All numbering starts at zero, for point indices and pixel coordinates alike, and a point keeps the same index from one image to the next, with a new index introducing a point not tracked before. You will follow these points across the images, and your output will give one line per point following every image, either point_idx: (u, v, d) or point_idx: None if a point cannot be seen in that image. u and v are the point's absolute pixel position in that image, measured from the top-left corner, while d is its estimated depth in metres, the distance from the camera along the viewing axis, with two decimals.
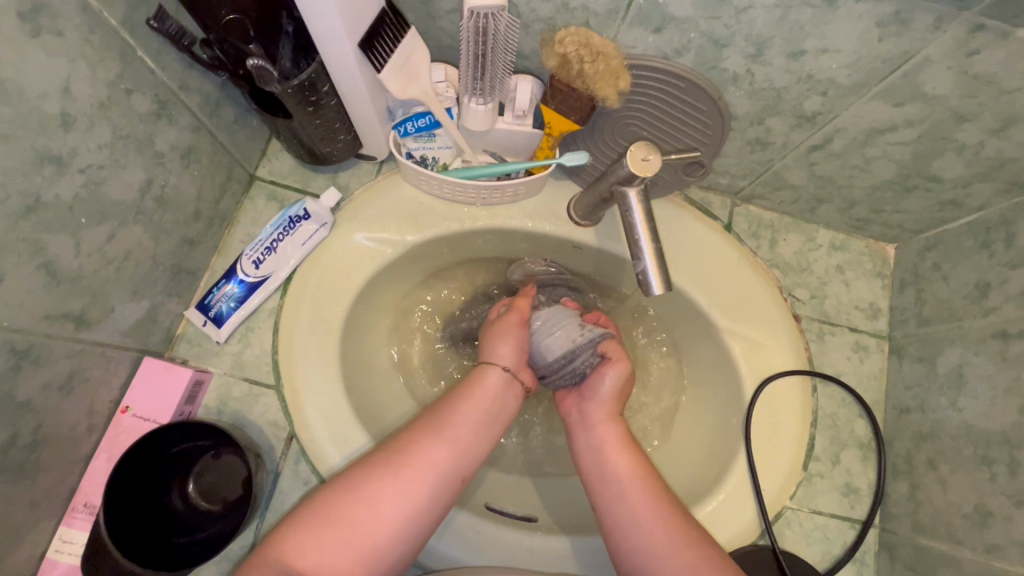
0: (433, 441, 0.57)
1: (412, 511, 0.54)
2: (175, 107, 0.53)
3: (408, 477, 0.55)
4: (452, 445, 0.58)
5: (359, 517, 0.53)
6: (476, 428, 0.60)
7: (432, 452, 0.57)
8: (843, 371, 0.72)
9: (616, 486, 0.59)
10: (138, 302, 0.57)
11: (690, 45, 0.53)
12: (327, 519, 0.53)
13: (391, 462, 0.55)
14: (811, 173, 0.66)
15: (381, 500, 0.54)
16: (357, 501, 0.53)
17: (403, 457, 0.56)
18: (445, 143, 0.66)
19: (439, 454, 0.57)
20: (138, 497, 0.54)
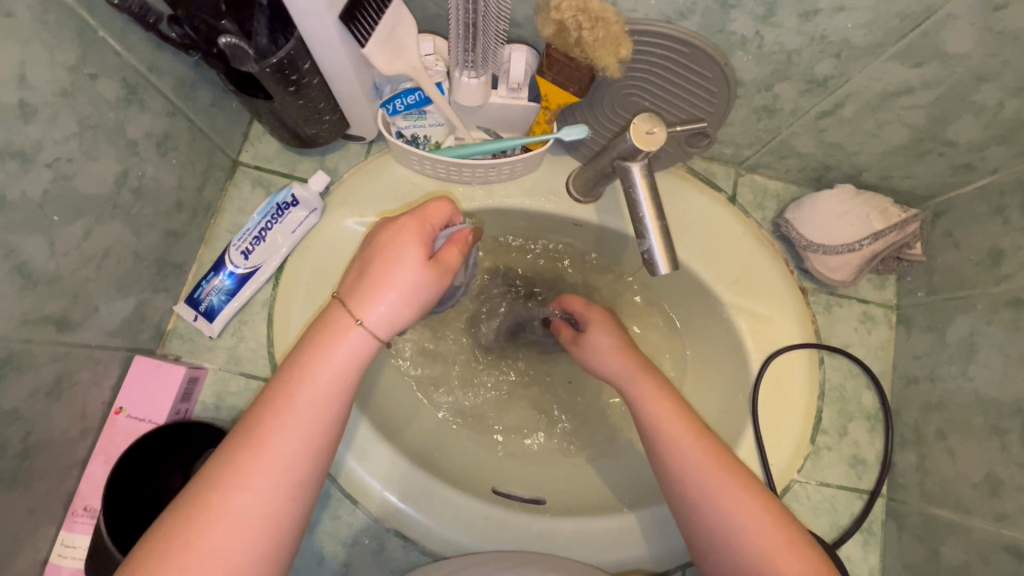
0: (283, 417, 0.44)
1: (286, 493, 0.43)
2: (146, 91, 0.49)
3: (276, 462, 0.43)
4: (307, 421, 0.44)
5: (214, 519, 0.41)
6: (334, 386, 0.45)
7: (316, 382, 0.45)
8: (849, 343, 0.71)
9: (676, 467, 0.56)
10: (123, 300, 0.54)
11: (695, 7, 0.49)
12: (188, 533, 0.41)
13: (255, 442, 0.43)
14: (819, 140, 0.64)
15: (246, 496, 0.42)
16: (220, 496, 0.42)
17: (263, 438, 0.43)
18: (436, 120, 0.63)
19: (293, 425, 0.44)
20: (136, 500, 0.53)
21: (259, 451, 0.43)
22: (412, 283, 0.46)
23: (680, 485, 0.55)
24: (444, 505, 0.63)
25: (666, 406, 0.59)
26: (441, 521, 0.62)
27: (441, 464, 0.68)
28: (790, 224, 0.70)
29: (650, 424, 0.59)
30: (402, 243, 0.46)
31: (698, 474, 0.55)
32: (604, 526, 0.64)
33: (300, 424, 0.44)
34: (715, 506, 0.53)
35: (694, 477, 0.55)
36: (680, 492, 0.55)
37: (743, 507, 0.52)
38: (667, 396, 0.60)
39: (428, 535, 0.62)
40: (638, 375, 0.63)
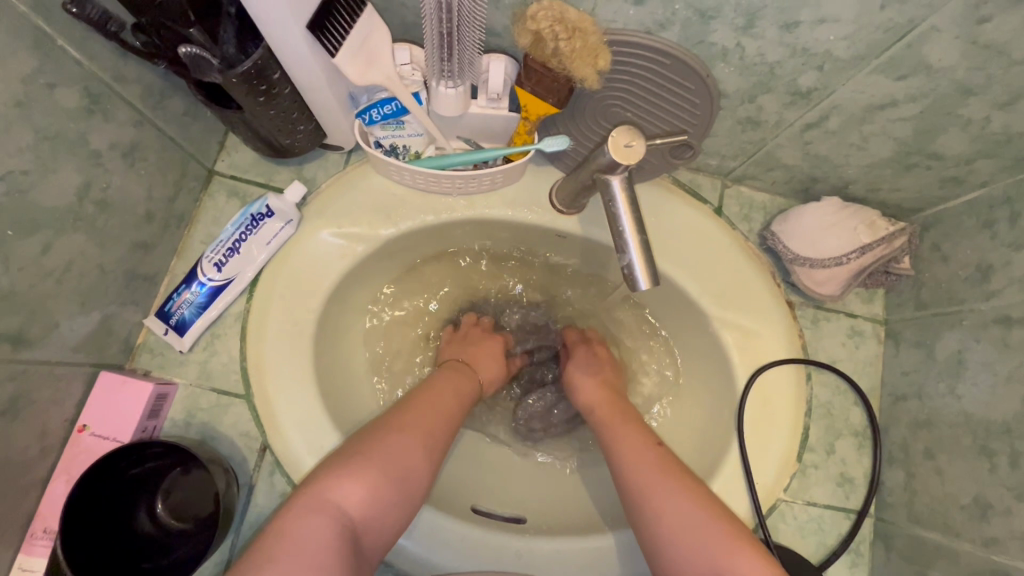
0: (427, 409, 0.60)
1: (427, 463, 0.56)
2: (110, 100, 0.48)
3: (424, 424, 0.58)
4: (445, 401, 0.63)
5: (381, 453, 0.53)
6: (460, 392, 0.66)
7: (440, 406, 0.62)
8: (837, 358, 0.70)
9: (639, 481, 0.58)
10: (87, 315, 0.53)
11: (674, 17, 0.48)
12: (364, 459, 0.52)
13: (416, 405, 0.60)
14: (804, 152, 0.63)
15: (400, 445, 0.54)
16: (381, 439, 0.55)
17: (411, 428, 0.57)
18: (415, 130, 0.61)
19: (444, 410, 0.61)
20: (98, 521, 0.51)
21: (417, 412, 0.59)
22: (496, 362, 0.75)
23: (631, 482, 0.59)
24: (420, 525, 0.61)
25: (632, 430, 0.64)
26: (418, 542, 0.61)
27: None
28: (777, 238, 0.69)
29: (609, 451, 0.64)
30: (489, 347, 0.75)
31: (643, 469, 0.59)
32: (586, 547, 0.63)
33: (439, 406, 0.62)
34: (675, 513, 0.54)
35: (646, 479, 0.58)
36: (636, 491, 0.58)
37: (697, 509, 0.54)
38: (609, 403, 0.69)
39: (404, 555, 0.60)
40: (609, 421, 0.67)
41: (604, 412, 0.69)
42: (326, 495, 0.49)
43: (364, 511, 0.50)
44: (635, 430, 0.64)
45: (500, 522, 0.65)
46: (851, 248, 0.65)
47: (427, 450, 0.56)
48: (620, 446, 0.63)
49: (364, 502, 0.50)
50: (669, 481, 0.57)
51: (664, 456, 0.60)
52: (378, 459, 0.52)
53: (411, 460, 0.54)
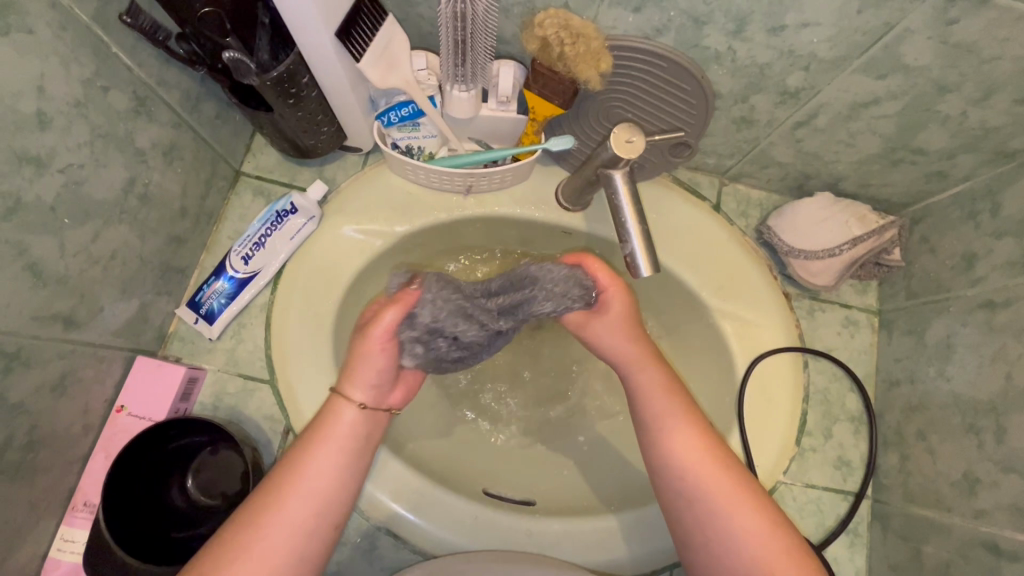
0: (291, 497, 0.50)
1: (308, 544, 0.50)
2: (154, 103, 0.52)
3: (298, 503, 0.50)
4: (319, 481, 0.51)
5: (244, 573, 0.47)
6: (335, 460, 0.52)
7: (320, 455, 0.52)
8: (833, 347, 0.73)
9: (692, 480, 0.54)
10: (128, 301, 0.57)
11: (670, 24, 0.52)
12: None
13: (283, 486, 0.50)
14: (796, 149, 0.67)
15: (291, 517, 0.49)
16: (243, 552, 0.47)
17: (288, 491, 0.50)
18: (429, 132, 0.66)
19: (309, 492, 0.51)
20: (134, 495, 0.55)
21: (276, 515, 0.49)
22: (349, 439, 0.53)
23: (671, 475, 0.55)
24: (434, 505, 0.64)
25: (660, 380, 0.59)
26: (432, 520, 0.64)
27: (433, 465, 0.69)
28: (773, 231, 0.72)
29: (638, 396, 0.59)
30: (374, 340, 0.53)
31: (692, 470, 0.54)
32: (593, 526, 0.65)
33: (332, 445, 0.52)
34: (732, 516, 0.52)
35: (708, 484, 0.54)
36: (685, 493, 0.54)
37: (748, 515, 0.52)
38: (640, 344, 0.61)
39: (420, 534, 0.63)
40: (645, 362, 0.60)
41: (648, 378, 0.59)
42: None
43: None
44: (666, 400, 0.58)
45: (510, 504, 0.68)
46: (844, 241, 0.68)
47: (305, 535, 0.50)
48: (653, 401, 0.58)
49: None
50: (719, 487, 0.53)
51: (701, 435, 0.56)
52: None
53: (314, 517, 0.50)
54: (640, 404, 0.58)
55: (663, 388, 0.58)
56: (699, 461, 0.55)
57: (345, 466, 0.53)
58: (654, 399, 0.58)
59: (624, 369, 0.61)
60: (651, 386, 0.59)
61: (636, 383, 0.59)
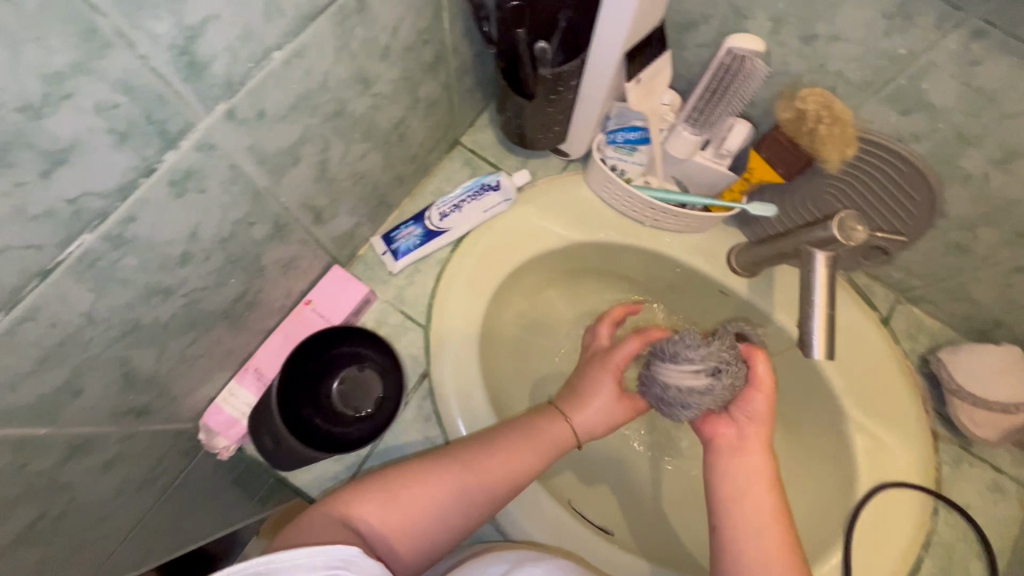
0: (493, 460, 0.55)
1: (459, 522, 0.52)
2: (443, 64, 0.61)
3: (484, 474, 0.54)
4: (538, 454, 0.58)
5: (439, 489, 0.51)
6: (540, 456, 0.58)
7: (515, 452, 0.57)
8: (971, 505, 0.68)
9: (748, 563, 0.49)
10: (351, 216, 0.65)
11: (933, 134, 0.53)
12: (388, 486, 0.50)
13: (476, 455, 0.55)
14: (1002, 293, 0.64)
15: (456, 488, 0.52)
16: (442, 474, 0.52)
17: (486, 450, 0.56)
18: (640, 159, 0.70)
19: (503, 471, 0.55)
20: (296, 380, 0.62)
21: (481, 462, 0.54)
22: (556, 447, 0.60)
23: (724, 551, 0.50)
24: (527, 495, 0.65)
25: (763, 472, 0.53)
26: (521, 508, 0.65)
27: None
28: (943, 365, 0.70)
29: (730, 473, 0.53)
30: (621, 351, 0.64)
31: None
32: None
33: (536, 445, 0.58)
34: None
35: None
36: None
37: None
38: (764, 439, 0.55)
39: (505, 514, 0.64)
40: (754, 447, 0.54)
41: (731, 472, 0.53)
42: (349, 501, 0.48)
43: (374, 532, 0.48)
44: (760, 491, 0.52)
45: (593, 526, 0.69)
46: (1004, 397, 0.65)
47: (476, 503, 0.53)
48: (743, 496, 0.52)
49: (360, 524, 0.47)
50: None
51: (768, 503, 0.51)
52: (448, 482, 0.52)
53: (463, 500, 0.52)
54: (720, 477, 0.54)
55: (765, 483, 0.52)
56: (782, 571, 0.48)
57: (516, 483, 0.56)
58: (748, 492, 0.52)
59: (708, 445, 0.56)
60: (749, 477, 0.52)
61: (722, 471, 0.54)
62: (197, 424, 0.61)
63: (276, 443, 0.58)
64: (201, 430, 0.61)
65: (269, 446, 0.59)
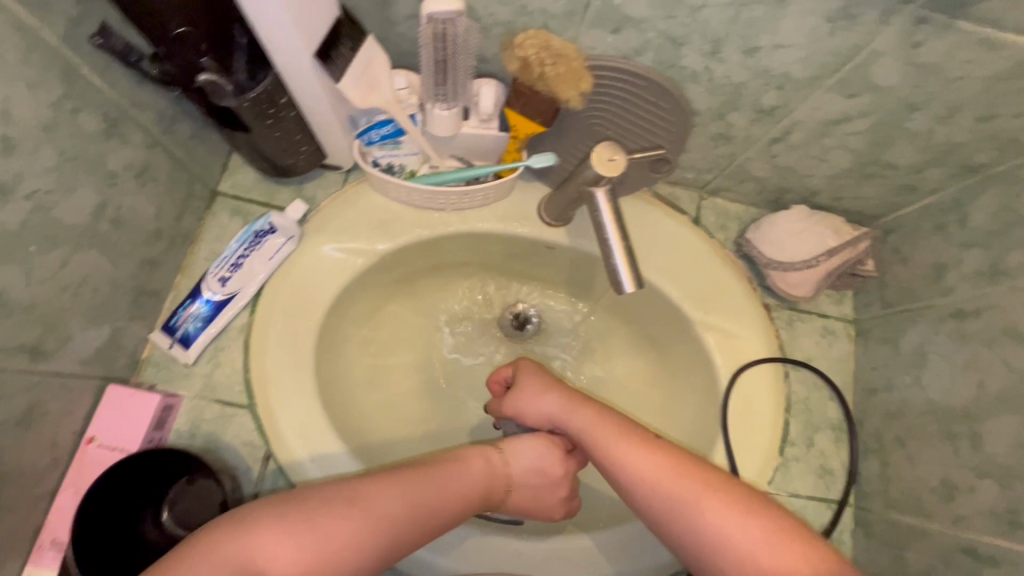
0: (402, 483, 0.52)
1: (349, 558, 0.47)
2: (126, 125, 0.51)
3: (372, 508, 0.49)
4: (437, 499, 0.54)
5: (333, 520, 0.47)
6: (439, 493, 0.54)
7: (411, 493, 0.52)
8: (813, 357, 0.74)
9: (642, 489, 0.55)
10: (99, 329, 0.55)
11: (649, 44, 0.53)
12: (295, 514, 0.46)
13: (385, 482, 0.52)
14: (773, 164, 0.68)
15: (354, 515, 0.48)
16: (357, 495, 0.50)
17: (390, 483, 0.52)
18: (410, 149, 0.66)
19: (402, 507, 0.51)
20: (106, 531, 0.53)
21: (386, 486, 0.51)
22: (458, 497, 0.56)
23: (629, 492, 0.56)
24: None
25: (592, 419, 0.61)
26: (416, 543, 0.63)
27: None
28: (751, 245, 0.74)
29: (592, 438, 0.60)
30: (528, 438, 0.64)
31: (666, 492, 0.54)
32: (583, 543, 0.65)
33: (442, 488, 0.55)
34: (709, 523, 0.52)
35: (665, 493, 0.54)
36: (655, 519, 0.54)
37: (726, 509, 0.52)
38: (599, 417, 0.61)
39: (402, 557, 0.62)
40: (574, 405, 0.63)
41: (623, 453, 0.57)
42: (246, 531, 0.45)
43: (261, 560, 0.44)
44: (608, 430, 0.60)
45: (499, 524, 0.67)
46: (806, 257, 0.70)
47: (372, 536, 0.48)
48: (601, 444, 0.59)
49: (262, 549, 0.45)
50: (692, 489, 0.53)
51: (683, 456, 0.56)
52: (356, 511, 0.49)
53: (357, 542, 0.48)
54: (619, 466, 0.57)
55: (610, 424, 0.60)
56: (669, 478, 0.55)
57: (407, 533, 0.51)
58: (601, 439, 0.60)
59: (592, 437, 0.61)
60: (587, 427, 0.61)
61: (577, 426, 0.62)
62: None
63: None
64: None
65: None
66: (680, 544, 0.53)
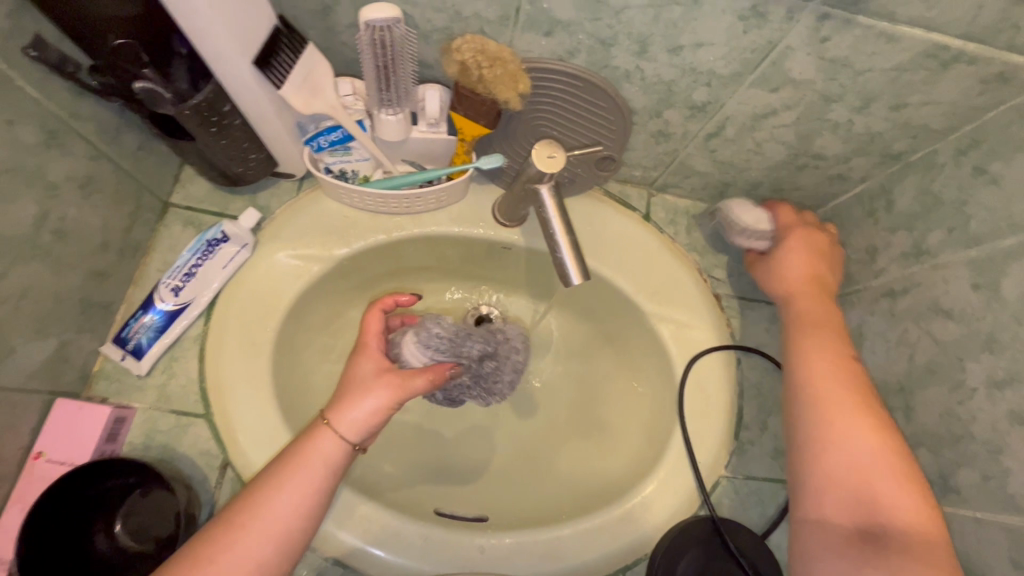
0: (301, 472, 0.53)
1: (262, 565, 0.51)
2: (66, 136, 0.52)
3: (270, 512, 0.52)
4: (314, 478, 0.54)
5: (249, 538, 0.50)
6: (317, 480, 0.54)
7: (297, 485, 0.53)
8: (763, 343, 0.77)
9: (835, 426, 0.54)
10: (43, 341, 0.54)
11: (580, 46, 0.55)
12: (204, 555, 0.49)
13: (280, 479, 0.53)
14: (713, 159, 0.71)
15: (267, 521, 0.51)
16: (261, 506, 0.52)
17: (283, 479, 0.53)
18: (361, 155, 0.67)
19: (301, 497, 0.53)
20: (52, 546, 0.52)
21: (284, 483, 0.53)
22: (325, 468, 0.55)
23: (810, 434, 0.55)
24: (380, 527, 0.64)
25: (833, 368, 0.58)
26: (380, 544, 0.63)
27: (379, 490, 0.69)
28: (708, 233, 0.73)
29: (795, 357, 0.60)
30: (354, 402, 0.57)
31: (863, 456, 0.52)
32: (546, 536, 0.66)
33: (307, 474, 0.54)
34: (851, 474, 0.52)
35: (862, 445, 0.53)
36: (811, 460, 0.54)
37: (876, 463, 0.52)
38: (829, 349, 0.59)
39: (365, 558, 0.63)
40: (804, 295, 0.65)
41: (816, 369, 0.58)
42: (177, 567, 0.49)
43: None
44: (837, 387, 0.56)
45: (463, 522, 0.68)
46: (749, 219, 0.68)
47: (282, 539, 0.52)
48: (821, 384, 0.57)
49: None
50: (891, 466, 0.51)
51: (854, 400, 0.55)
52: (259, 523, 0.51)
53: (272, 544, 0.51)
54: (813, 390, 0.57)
55: (839, 364, 0.58)
56: (877, 446, 0.52)
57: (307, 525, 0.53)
58: (821, 382, 0.57)
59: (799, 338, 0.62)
60: (828, 373, 0.57)
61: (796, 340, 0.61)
62: None
63: None
64: None
65: None
66: (798, 477, 0.56)
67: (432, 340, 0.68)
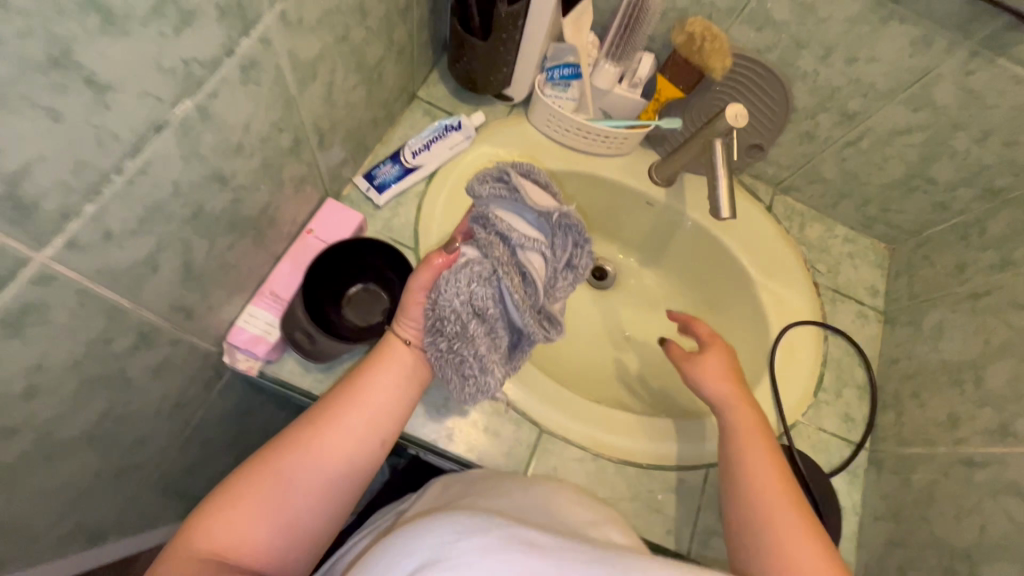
0: (381, 375, 0.60)
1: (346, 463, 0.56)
2: (410, 12, 0.72)
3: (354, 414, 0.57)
4: (388, 388, 0.60)
5: (330, 438, 0.56)
6: (394, 382, 0.60)
7: (380, 385, 0.59)
8: (847, 329, 0.90)
9: (743, 458, 0.61)
10: (341, 150, 0.73)
11: (778, 44, 0.75)
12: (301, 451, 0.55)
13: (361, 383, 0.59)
14: (841, 168, 0.88)
15: (347, 425, 0.57)
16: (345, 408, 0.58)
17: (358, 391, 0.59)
18: (573, 95, 0.84)
19: (375, 404, 0.59)
20: (321, 287, 0.69)
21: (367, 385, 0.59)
22: (401, 371, 0.61)
23: (730, 427, 0.65)
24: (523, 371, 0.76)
25: (754, 424, 0.64)
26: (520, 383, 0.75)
27: None
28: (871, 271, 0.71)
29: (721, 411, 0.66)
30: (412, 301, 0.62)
31: (742, 435, 0.64)
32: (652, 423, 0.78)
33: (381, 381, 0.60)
34: (747, 458, 0.61)
35: (740, 430, 0.64)
36: (733, 459, 0.62)
37: (764, 456, 0.61)
38: (739, 400, 0.66)
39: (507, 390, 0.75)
40: (737, 400, 0.66)
41: (751, 453, 0.61)
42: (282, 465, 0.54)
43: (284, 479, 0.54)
44: (756, 438, 0.63)
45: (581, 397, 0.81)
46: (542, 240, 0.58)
47: (368, 436, 0.58)
48: (751, 446, 0.62)
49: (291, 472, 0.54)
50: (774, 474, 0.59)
51: (745, 396, 0.67)
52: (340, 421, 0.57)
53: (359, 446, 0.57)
54: (719, 410, 0.67)
55: (743, 401, 0.66)
56: (748, 427, 0.64)
57: (385, 429, 0.59)
58: (749, 441, 0.62)
59: (721, 411, 0.67)
60: (743, 429, 0.64)
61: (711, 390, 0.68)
62: (222, 343, 0.66)
63: (307, 338, 0.64)
64: (227, 349, 0.66)
65: (304, 342, 0.64)
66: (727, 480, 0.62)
67: (521, 228, 0.58)
